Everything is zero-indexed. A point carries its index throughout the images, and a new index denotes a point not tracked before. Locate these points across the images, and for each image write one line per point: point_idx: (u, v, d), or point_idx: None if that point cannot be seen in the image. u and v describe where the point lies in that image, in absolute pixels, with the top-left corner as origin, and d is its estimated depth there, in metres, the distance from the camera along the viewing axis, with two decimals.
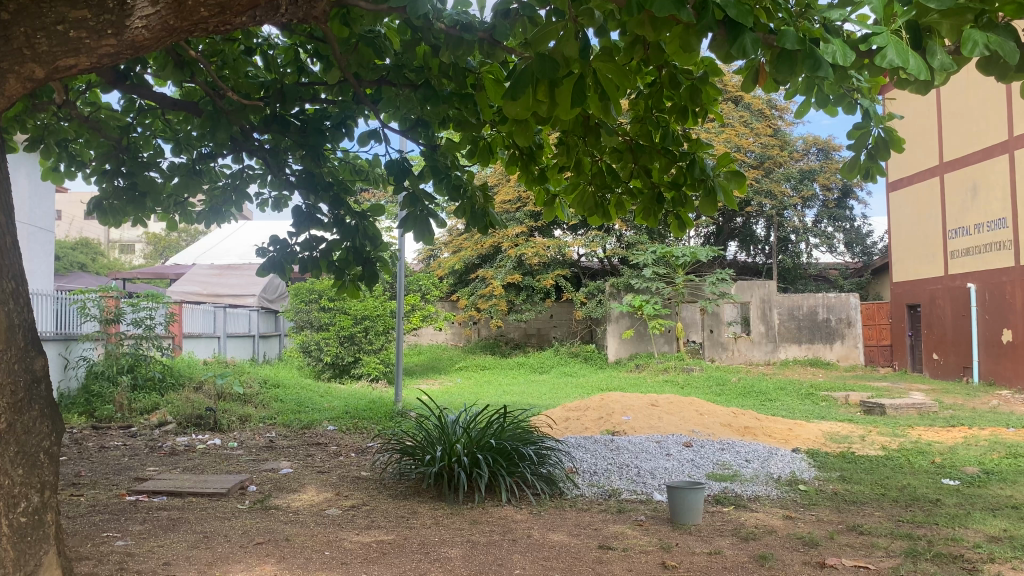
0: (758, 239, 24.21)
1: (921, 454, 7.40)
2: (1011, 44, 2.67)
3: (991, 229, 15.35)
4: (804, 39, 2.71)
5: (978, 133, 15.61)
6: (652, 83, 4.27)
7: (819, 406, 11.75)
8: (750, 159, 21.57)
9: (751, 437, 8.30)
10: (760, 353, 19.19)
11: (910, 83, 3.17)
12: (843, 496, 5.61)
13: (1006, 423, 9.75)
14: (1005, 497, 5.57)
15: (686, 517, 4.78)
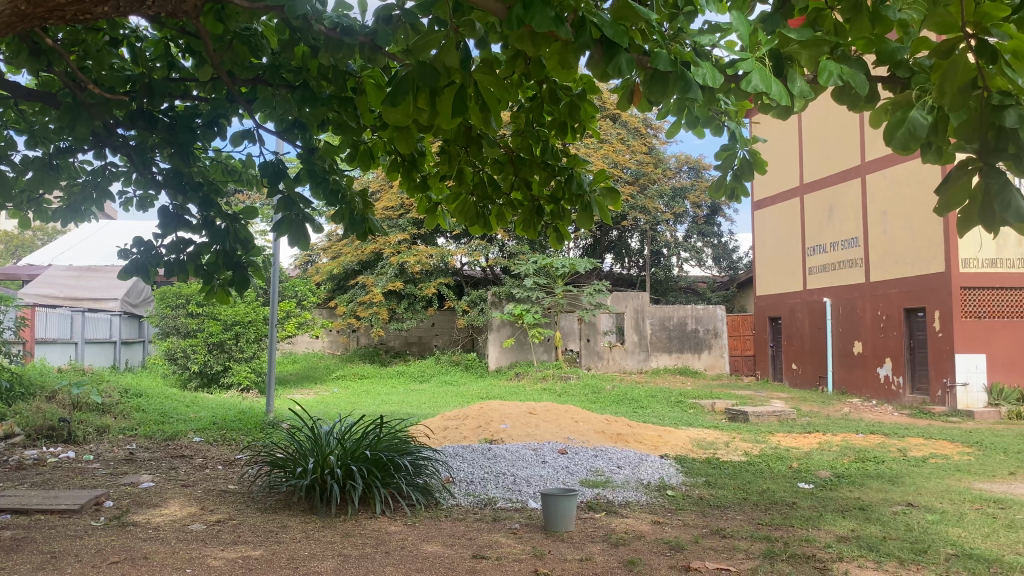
0: (632, 251, 25.00)
1: (779, 459, 7.82)
2: (861, 76, 2.86)
3: (844, 247, 16.41)
4: (675, 61, 2.83)
5: (834, 157, 16.68)
6: (532, 97, 4.33)
7: (687, 413, 12.21)
8: (626, 175, 22.24)
9: (623, 444, 8.52)
10: (633, 362, 19.77)
11: (772, 107, 3.34)
12: (708, 501, 5.84)
13: (856, 429, 10.44)
14: (854, 498, 5.96)
15: (559, 524, 4.85)
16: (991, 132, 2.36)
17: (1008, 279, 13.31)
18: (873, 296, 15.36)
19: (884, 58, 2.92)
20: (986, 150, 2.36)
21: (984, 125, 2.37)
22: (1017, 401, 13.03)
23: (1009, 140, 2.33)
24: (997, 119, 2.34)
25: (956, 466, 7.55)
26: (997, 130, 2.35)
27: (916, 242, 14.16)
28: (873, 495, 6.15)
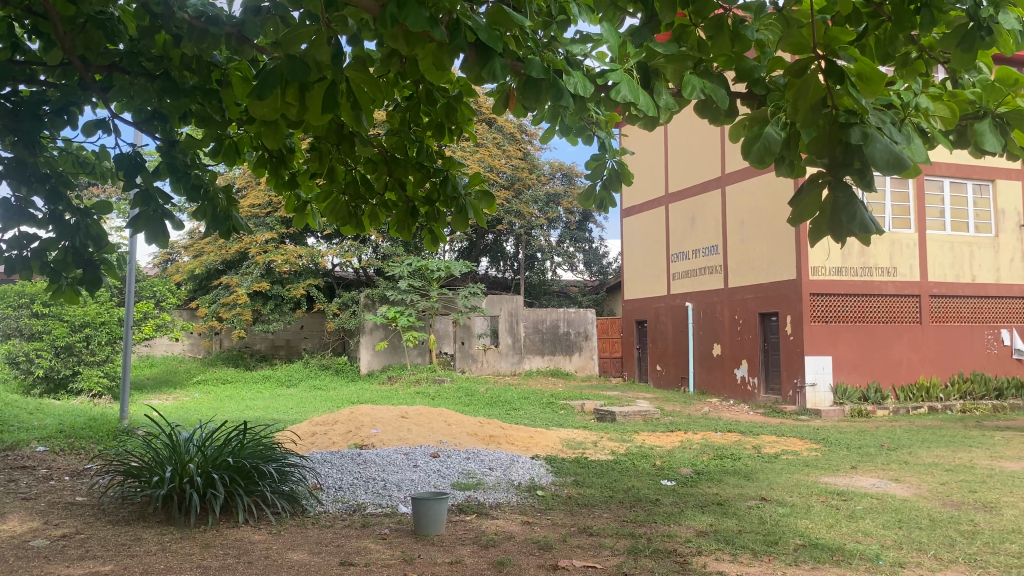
0: (507, 255, 25.26)
1: (644, 457, 8.09)
2: (722, 91, 3.00)
3: (705, 254, 17.19)
4: (548, 69, 2.89)
5: (696, 169, 17.44)
6: (409, 97, 4.26)
7: (557, 414, 12.46)
8: (501, 179, 22.47)
9: (495, 446, 8.59)
10: (506, 364, 19.97)
11: (639, 118, 3.46)
12: (576, 500, 5.96)
13: (715, 428, 10.94)
14: (712, 494, 6.24)
15: (429, 528, 4.83)
16: (839, 148, 2.47)
17: (852, 286, 14.32)
18: (731, 300, 16.16)
19: (743, 75, 3.10)
20: (835, 166, 2.48)
21: (832, 142, 2.49)
22: (859, 399, 14.01)
23: (854, 156, 2.44)
24: (843, 137, 2.45)
25: (804, 461, 8.05)
26: (844, 147, 2.47)
27: (770, 251, 14.99)
28: (730, 490, 6.46)
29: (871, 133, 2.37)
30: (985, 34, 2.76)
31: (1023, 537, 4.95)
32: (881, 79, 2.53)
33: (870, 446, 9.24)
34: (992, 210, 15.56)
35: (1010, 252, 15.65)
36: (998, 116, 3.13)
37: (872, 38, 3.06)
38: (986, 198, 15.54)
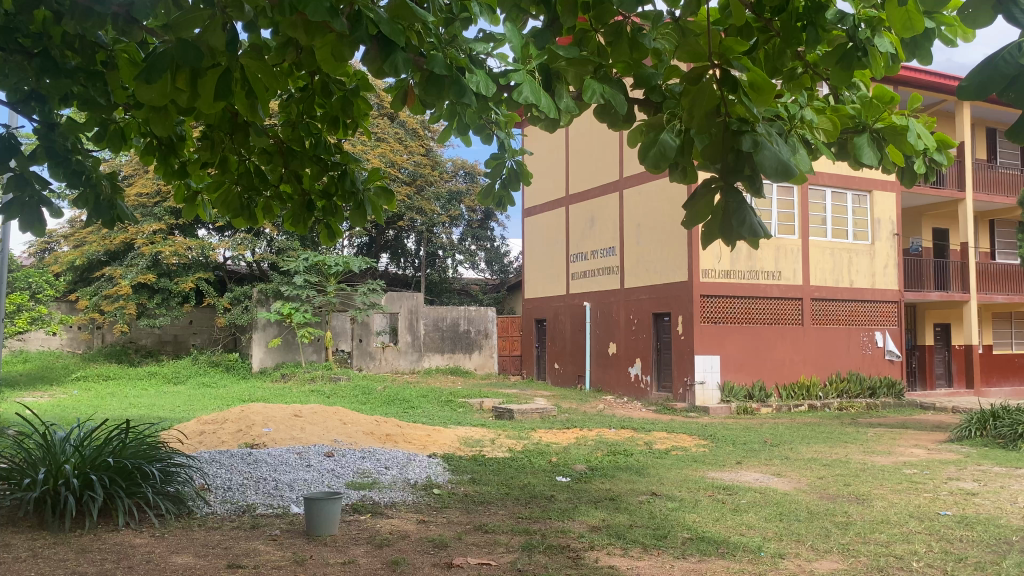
0: (407, 251, 25.07)
1: (541, 454, 8.17)
2: (621, 96, 3.07)
3: (603, 255, 17.53)
4: (451, 67, 2.90)
5: (595, 171, 17.76)
6: (303, 88, 4.14)
7: (456, 412, 12.45)
8: (402, 175, 22.32)
9: (392, 445, 8.50)
10: (404, 362, 19.81)
11: (541, 120, 3.49)
12: (472, 498, 5.97)
13: (609, 425, 11.17)
14: (605, 490, 6.39)
15: (322, 528, 4.74)
16: (731, 155, 2.59)
17: (739, 289, 14.91)
18: (627, 301, 16.54)
19: (641, 81, 3.17)
20: (727, 171, 2.60)
21: (725, 149, 2.60)
22: (745, 397, 14.55)
23: (745, 163, 2.57)
24: (735, 144, 2.57)
25: (693, 457, 8.31)
26: (735, 154, 2.60)
27: (663, 252, 15.43)
28: (622, 486, 6.61)
29: (761, 141, 2.48)
30: (863, 54, 2.94)
31: (890, 527, 5.27)
32: (771, 89, 2.61)
33: (755, 443, 9.64)
34: (869, 219, 16.49)
35: (884, 259, 16.62)
36: (874, 131, 3.34)
37: (762, 51, 3.18)
38: (864, 208, 16.47)
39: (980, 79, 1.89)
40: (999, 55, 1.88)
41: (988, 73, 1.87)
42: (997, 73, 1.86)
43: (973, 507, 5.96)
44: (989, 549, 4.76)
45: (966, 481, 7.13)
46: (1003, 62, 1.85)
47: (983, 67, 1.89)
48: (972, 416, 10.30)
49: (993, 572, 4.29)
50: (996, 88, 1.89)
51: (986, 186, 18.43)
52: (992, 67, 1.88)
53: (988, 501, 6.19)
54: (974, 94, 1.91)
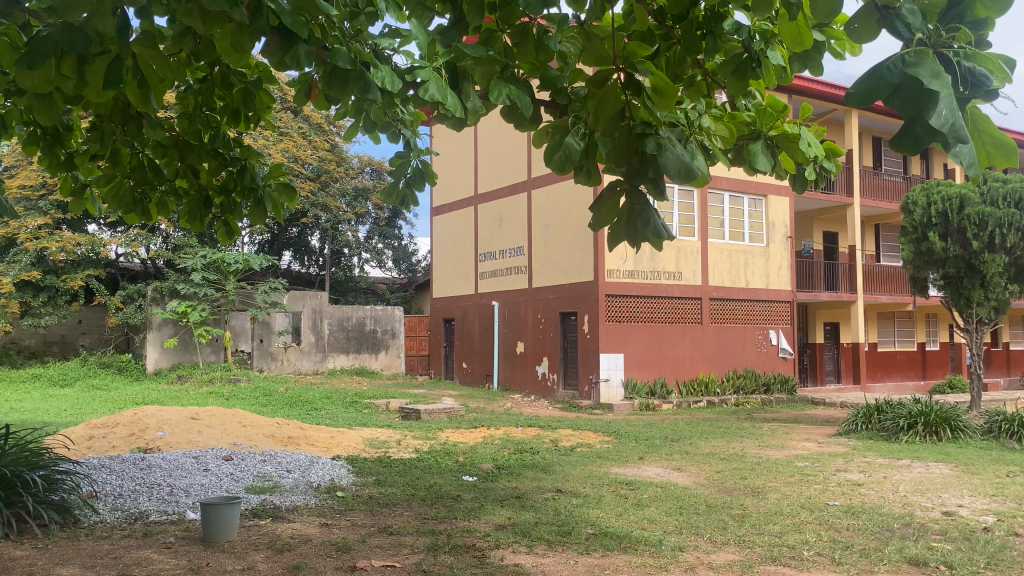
0: (312, 249, 24.60)
1: (447, 454, 8.15)
2: (527, 98, 3.11)
3: (511, 254, 17.62)
4: (355, 61, 2.86)
5: (504, 171, 17.85)
6: (202, 79, 3.99)
7: (361, 413, 12.27)
8: (306, 171, 21.96)
9: (294, 447, 8.31)
10: (308, 363, 19.38)
11: (448, 118, 3.47)
12: (377, 500, 5.89)
13: (516, 424, 11.23)
14: (512, 488, 6.42)
15: (220, 534, 4.58)
16: (636, 157, 2.67)
17: (642, 289, 15.24)
18: (535, 300, 16.68)
19: (547, 83, 3.23)
20: (631, 174, 2.69)
21: (630, 152, 2.69)
22: (647, 394, 14.89)
23: (648, 165, 2.65)
24: (639, 147, 2.66)
25: (597, 454, 8.45)
26: (640, 156, 2.68)
27: (570, 253, 15.63)
28: (528, 483, 6.66)
29: (664, 145, 2.57)
30: (757, 65, 3.06)
31: (783, 518, 5.49)
32: (674, 93, 2.67)
33: (656, 438, 9.88)
34: (765, 222, 17.15)
35: (779, 260, 17.30)
36: (768, 138, 3.49)
37: (663, 58, 3.26)
38: (760, 211, 17.11)
39: (867, 87, 1.97)
40: (883, 63, 1.96)
41: (874, 82, 1.95)
42: (883, 83, 1.94)
43: (858, 497, 6.27)
44: (874, 537, 5.01)
45: (852, 472, 7.50)
46: (887, 71, 1.93)
47: (869, 76, 1.96)
48: (859, 410, 10.84)
49: (877, 558, 4.52)
50: (881, 96, 1.97)
51: (873, 192, 19.43)
52: (878, 76, 1.95)
53: (872, 491, 6.53)
54: (863, 100, 2.00)
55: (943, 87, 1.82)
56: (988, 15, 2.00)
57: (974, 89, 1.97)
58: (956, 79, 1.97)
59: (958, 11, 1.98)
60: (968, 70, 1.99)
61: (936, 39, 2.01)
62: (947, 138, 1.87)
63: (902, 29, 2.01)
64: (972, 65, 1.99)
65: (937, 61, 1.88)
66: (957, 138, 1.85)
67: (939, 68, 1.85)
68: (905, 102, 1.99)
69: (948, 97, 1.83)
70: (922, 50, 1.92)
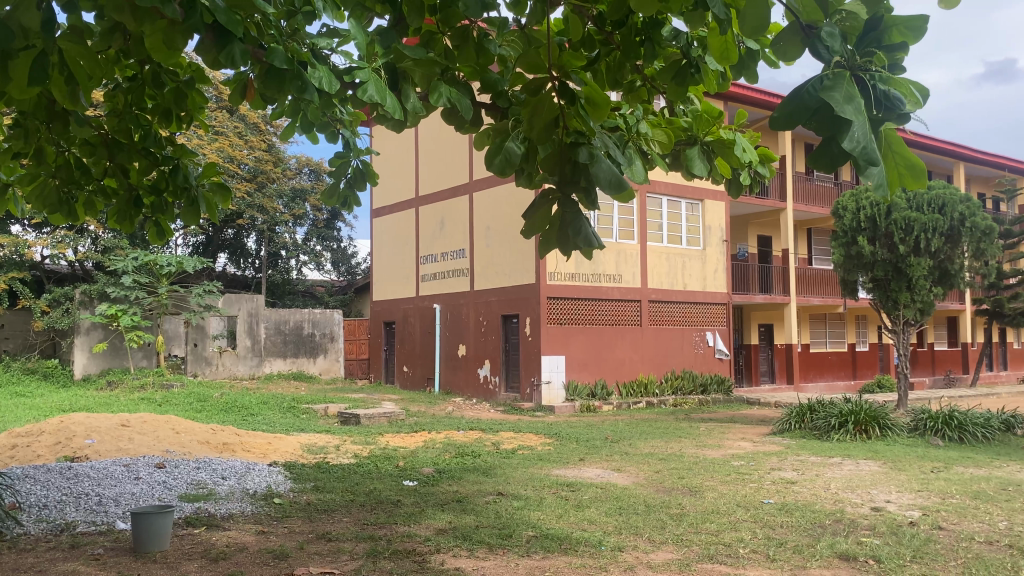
0: (248, 252, 24.25)
1: (387, 458, 8.08)
2: (467, 101, 3.16)
3: (452, 257, 17.58)
4: (292, 60, 2.82)
5: (445, 173, 17.80)
6: (131, 77, 3.86)
7: (299, 418, 12.07)
8: (242, 172, 21.73)
9: (229, 454, 8.14)
10: (243, 367, 19.02)
11: (387, 119, 3.43)
12: (315, 506, 5.80)
13: (457, 427, 11.20)
14: (453, 492, 6.39)
15: (151, 545, 4.45)
16: (568, 166, 2.69)
17: (583, 291, 15.34)
18: (476, 303, 16.67)
19: (487, 86, 3.25)
20: (564, 182, 2.71)
21: (562, 161, 2.69)
22: (587, 396, 15.00)
23: (581, 175, 2.68)
24: (572, 156, 2.67)
25: (538, 456, 8.48)
26: (572, 166, 2.69)
27: (512, 255, 15.67)
28: (468, 487, 6.65)
29: (597, 154, 2.62)
30: (695, 71, 3.09)
31: (721, 517, 5.59)
32: (608, 104, 2.67)
33: (596, 440, 9.97)
34: (701, 226, 17.46)
35: (715, 263, 17.65)
36: (705, 144, 3.55)
37: (603, 63, 3.32)
38: (696, 215, 17.41)
39: (789, 109, 2.05)
40: (803, 86, 2.03)
41: (794, 104, 2.03)
42: (801, 106, 2.02)
43: (791, 494, 6.43)
44: (806, 533, 5.14)
45: (786, 470, 7.69)
46: (807, 94, 2.01)
47: (792, 97, 2.04)
48: (792, 410, 11.10)
49: (810, 555, 4.63)
50: (802, 119, 2.05)
51: (804, 197, 19.97)
52: (798, 99, 2.03)
53: (805, 488, 6.70)
54: (785, 123, 2.08)
55: (856, 114, 1.87)
56: (903, 40, 2.13)
57: (887, 112, 2.06)
58: (871, 101, 2.05)
59: (874, 36, 2.11)
60: (882, 93, 2.08)
61: (854, 63, 2.08)
62: (860, 161, 1.93)
63: (822, 51, 2.12)
64: (887, 89, 2.08)
65: (852, 85, 1.92)
66: (868, 160, 1.91)
67: (851, 93, 1.90)
68: (823, 125, 2.06)
69: (862, 120, 1.88)
70: (840, 74, 1.96)
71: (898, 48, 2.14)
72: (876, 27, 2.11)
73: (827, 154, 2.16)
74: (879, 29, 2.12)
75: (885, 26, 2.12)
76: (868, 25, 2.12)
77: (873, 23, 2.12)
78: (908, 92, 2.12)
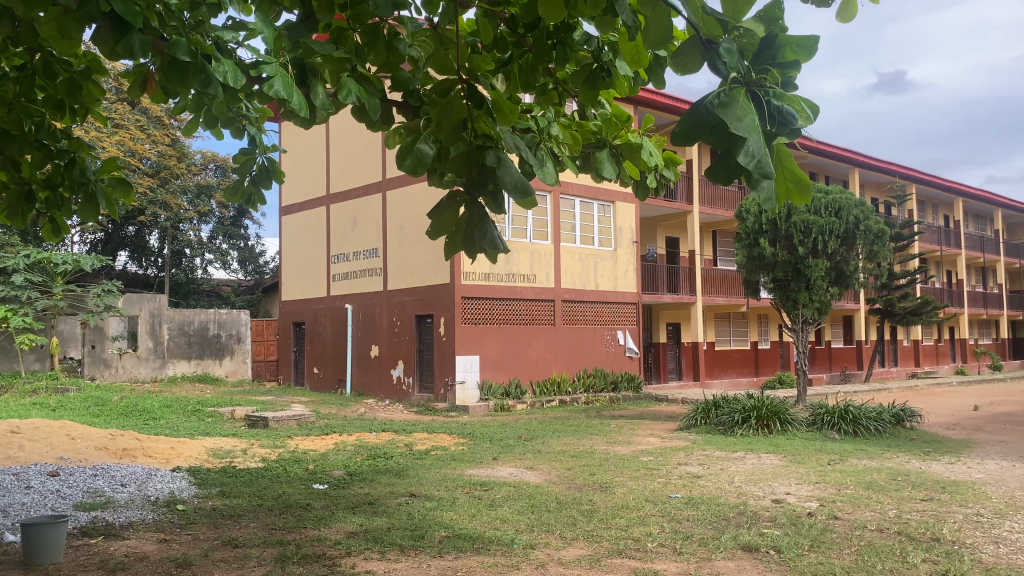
0: (150, 250, 23.37)
1: (297, 462, 7.93)
2: (376, 100, 3.18)
3: (364, 256, 17.37)
4: (196, 53, 2.74)
5: (357, 171, 17.58)
6: (21, 66, 3.69)
7: (204, 422, 11.69)
8: (144, 166, 21.20)
9: (130, 460, 7.83)
10: (146, 370, 18.30)
11: (294, 116, 3.36)
12: (220, 512, 5.64)
13: (370, 429, 11.06)
14: (364, 494, 6.32)
15: (43, 557, 4.24)
16: (476, 169, 2.67)
17: (497, 291, 15.39)
18: (389, 303, 16.52)
19: (398, 84, 3.25)
20: (471, 185, 2.67)
21: (471, 163, 2.68)
22: (502, 395, 15.05)
23: (488, 178, 2.67)
24: (479, 159, 2.66)
25: (451, 456, 8.47)
26: (480, 169, 2.68)
27: (426, 255, 15.61)
28: (380, 489, 6.58)
29: (504, 158, 2.60)
30: (606, 75, 3.15)
31: (629, 512, 5.71)
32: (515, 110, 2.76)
33: (509, 438, 10.02)
34: (613, 228, 17.79)
35: (625, 264, 18.01)
36: (614, 146, 3.63)
37: (516, 65, 3.32)
38: (608, 217, 17.71)
39: (688, 126, 2.11)
40: (701, 103, 2.09)
41: (694, 121, 2.08)
42: (700, 123, 2.08)
43: (698, 488, 6.62)
44: (711, 526, 5.30)
45: (692, 465, 7.91)
46: (704, 112, 2.07)
47: (691, 114, 2.09)
48: (698, 406, 11.42)
49: (714, 547, 4.77)
50: (700, 134, 2.11)
51: (711, 201, 20.58)
52: (696, 116, 2.09)
53: (709, 482, 6.91)
54: (685, 138, 2.14)
55: (749, 131, 1.93)
56: (795, 59, 2.26)
57: (781, 127, 2.13)
58: (765, 116, 2.11)
59: (770, 54, 2.22)
60: (776, 108, 2.13)
61: (749, 79, 2.16)
62: (754, 175, 1.99)
63: (720, 67, 2.23)
64: (780, 104, 2.13)
65: (744, 101, 1.98)
66: (763, 174, 1.98)
67: (744, 111, 1.95)
68: (720, 139, 2.13)
69: (756, 136, 1.95)
70: (735, 91, 2.01)
71: (789, 66, 2.27)
72: (773, 45, 2.22)
73: (724, 167, 2.26)
74: (773, 46, 2.23)
75: (779, 44, 2.23)
76: (764, 43, 2.23)
77: (769, 41, 2.22)
78: (801, 108, 2.25)
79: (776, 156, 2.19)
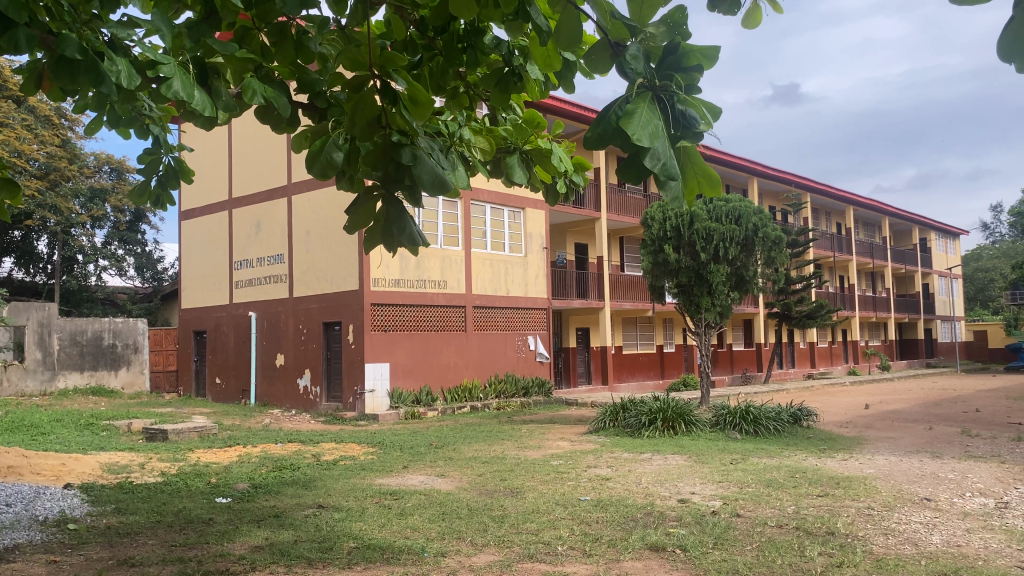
0: (39, 256, 22.19)
1: (197, 475, 7.66)
2: (284, 98, 3.11)
3: (269, 262, 16.93)
4: (88, 50, 2.63)
5: (260, 175, 17.20)
6: None
7: (98, 436, 11.15)
8: (32, 167, 20.12)
9: (16, 478, 7.39)
10: (34, 383, 17.43)
11: (196, 116, 3.30)
12: (116, 530, 5.40)
13: (275, 440, 10.79)
14: (269, 507, 6.15)
15: None
16: (392, 165, 2.71)
17: (407, 297, 15.26)
18: (295, 311, 16.15)
19: (305, 87, 3.24)
20: (387, 181, 2.73)
21: (385, 159, 2.71)
22: (412, 402, 14.94)
23: (404, 173, 2.71)
24: (395, 155, 2.68)
25: (360, 466, 8.33)
26: (395, 165, 2.71)
27: (334, 261, 15.34)
28: (287, 501, 6.42)
29: (420, 155, 2.64)
30: (517, 79, 3.13)
31: (539, 516, 5.75)
32: (429, 104, 2.69)
33: (419, 446, 9.93)
34: (523, 233, 17.96)
35: (536, 269, 18.19)
36: (524, 151, 3.71)
37: (426, 68, 3.33)
38: (518, 223, 17.88)
39: (598, 133, 2.19)
40: (607, 110, 2.17)
41: (601, 127, 2.16)
42: (607, 131, 2.16)
43: (606, 490, 6.72)
44: (620, 527, 5.39)
45: (600, 467, 8.02)
46: (610, 119, 2.14)
47: (600, 120, 2.16)
48: (607, 409, 11.61)
49: (623, 548, 4.85)
50: (608, 140, 2.19)
51: (618, 208, 20.98)
52: (604, 123, 2.16)
53: (618, 484, 7.03)
54: (596, 144, 2.21)
55: (653, 140, 2.00)
56: (697, 63, 2.28)
57: (684, 130, 2.21)
58: (669, 120, 2.20)
59: (672, 60, 2.25)
60: (681, 112, 2.22)
61: (654, 84, 2.23)
62: (660, 176, 2.08)
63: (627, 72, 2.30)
64: (684, 108, 2.22)
65: (649, 110, 2.05)
66: (668, 177, 2.06)
67: (648, 119, 2.02)
68: (627, 145, 2.23)
69: (661, 143, 2.02)
70: (638, 99, 2.08)
71: (692, 70, 2.28)
72: (675, 52, 2.24)
73: (631, 168, 2.33)
74: (676, 53, 2.26)
75: (682, 50, 2.26)
76: (667, 50, 2.25)
77: (671, 50, 2.25)
78: (704, 111, 2.25)
79: (683, 156, 2.27)
